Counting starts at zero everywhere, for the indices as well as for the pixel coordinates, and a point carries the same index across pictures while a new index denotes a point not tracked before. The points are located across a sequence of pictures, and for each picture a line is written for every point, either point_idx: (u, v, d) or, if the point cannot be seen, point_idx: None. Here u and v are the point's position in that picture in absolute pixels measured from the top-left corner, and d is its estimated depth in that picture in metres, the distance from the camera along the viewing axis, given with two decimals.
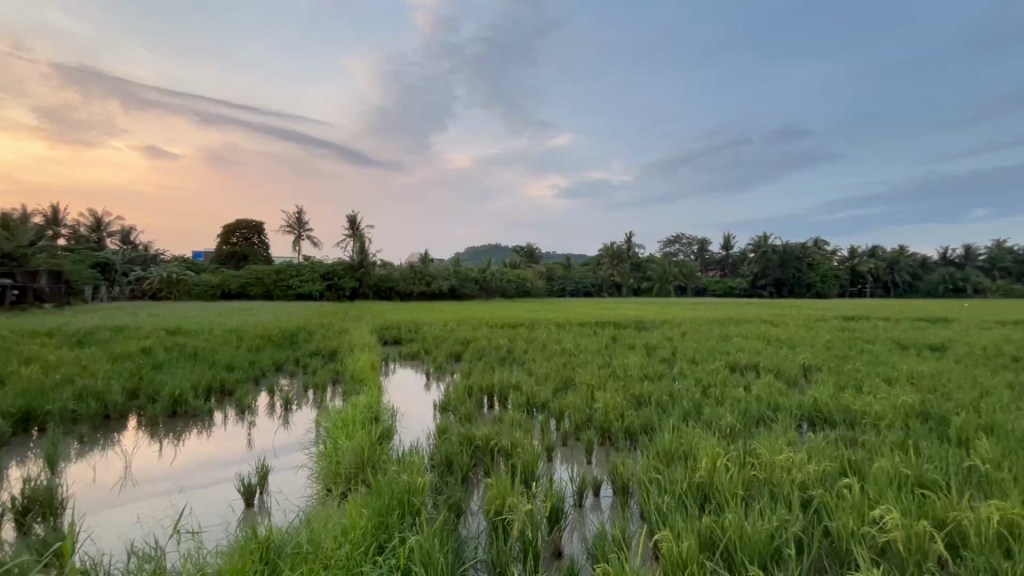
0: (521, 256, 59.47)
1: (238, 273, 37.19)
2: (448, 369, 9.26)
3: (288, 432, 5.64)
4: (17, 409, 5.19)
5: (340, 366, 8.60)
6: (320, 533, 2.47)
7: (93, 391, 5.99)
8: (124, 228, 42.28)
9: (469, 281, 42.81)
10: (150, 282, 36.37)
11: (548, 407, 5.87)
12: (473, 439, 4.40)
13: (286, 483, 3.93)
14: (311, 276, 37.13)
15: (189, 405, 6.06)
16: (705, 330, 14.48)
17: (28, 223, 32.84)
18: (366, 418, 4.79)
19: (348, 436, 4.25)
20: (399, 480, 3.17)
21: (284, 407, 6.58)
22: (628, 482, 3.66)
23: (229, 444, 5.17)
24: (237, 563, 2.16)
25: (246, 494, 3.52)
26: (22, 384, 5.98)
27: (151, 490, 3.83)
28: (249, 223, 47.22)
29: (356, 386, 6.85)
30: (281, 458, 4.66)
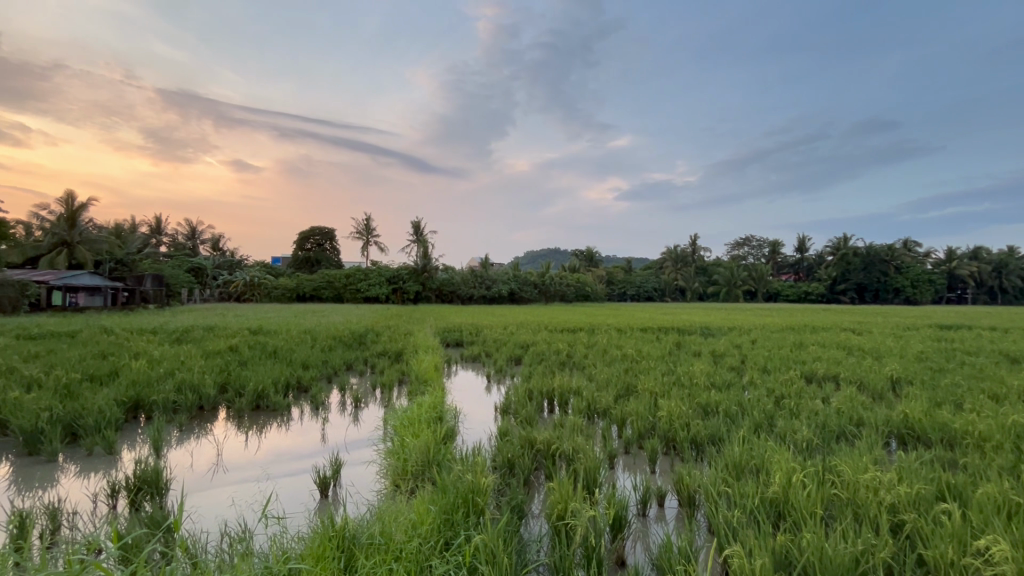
0: (580, 260, 58.88)
1: (312, 277, 39.59)
2: (508, 372, 9.37)
3: (358, 428, 5.95)
4: (129, 398, 5.84)
5: (406, 367, 8.94)
6: (392, 526, 2.59)
7: (191, 383, 6.63)
8: (215, 236, 46.26)
9: (528, 285, 43.06)
10: (236, 285, 39.51)
11: (609, 413, 5.79)
12: (535, 442, 4.42)
13: (357, 476, 4.16)
14: (378, 280, 38.82)
15: (271, 400, 6.55)
16: (777, 337, 13.67)
17: (136, 232, 36.79)
18: (430, 418, 4.95)
19: (414, 435, 4.42)
20: (464, 480, 3.24)
21: (354, 406, 6.93)
22: (694, 494, 3.54)
23: (305, 437, 5.52)
24: (316, 550, 2.31)
25: (322, 485, 3.75)
26: (133, 376, 6.72)
27: (240, 476, 4.19)
28: (323, 230, 50.07)
29: (420, 387, 7.11)
30: (352, 453, 4.92)
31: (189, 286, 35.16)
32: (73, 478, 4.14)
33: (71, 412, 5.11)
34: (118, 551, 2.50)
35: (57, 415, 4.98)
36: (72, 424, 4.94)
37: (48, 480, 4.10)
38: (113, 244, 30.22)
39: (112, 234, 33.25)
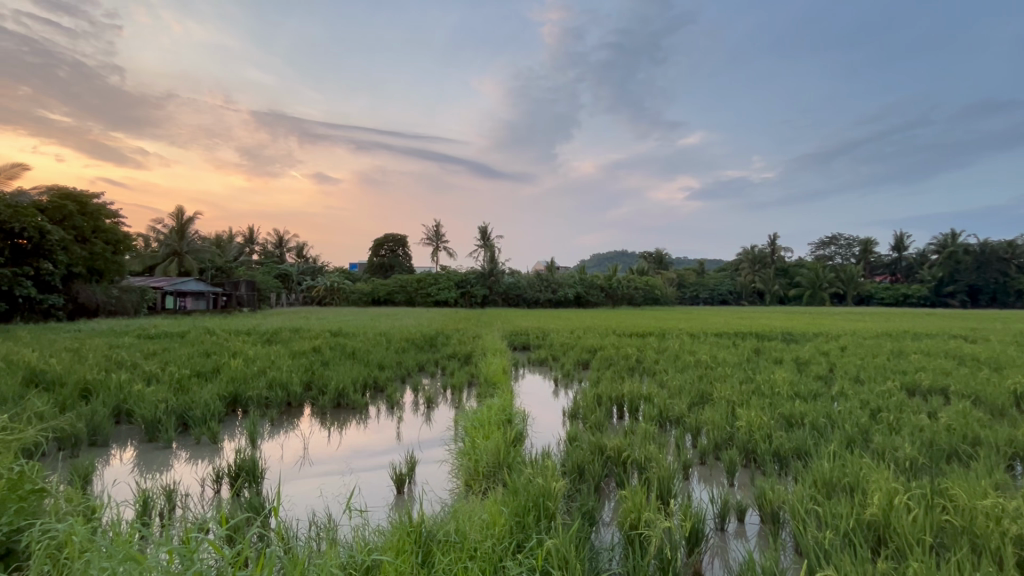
0: (649, 263, 57.23)
1: (386, 282, 41.49)
2: (576, 377, 9.28)
3: (431, 427, 6.15)
4: (229, 393, 6.43)
5: (475, 369, 9.12)
6: (467, 525, 2.66)
7: (281, 381, 7.19)
8: (299, 244, 49.78)
9: (595, 289, 42.53)
10: (318, 290, 42.25)
11: (682, 422, 5.58)
12: (605, 448, 4.34)
13: (431, 475, 4.30)
14: (447, 284, 39.98)
15: (351, 398, 6.93)
16: (871, 344, 12.51)
17: (233, 242, 40.46)
18: (500, 420, 5.02)
19: (485, 436, 4.51)
20: (535, 483, 3.25)
21: (426, 406, 7.18)
22: (779, 511, 3.32)
23: (382, 435, 5.79)
24: (396, 544, 2.41)
25: (397, 482, 3.93)
26: (232, 373, 7.41)
27: (326, 469, 4.48)
28: (396, 237, 52.43)
29: (489, 389, 7.22)
30: (426, 452, 5.09)
31: (277, 291, 38.09)
32: (185, 464, 4.64)
33: (183, 403, 5.71)
34: (224, 533, 2.75)
35: (172, 406, 5.59)
36: (183, 415, 5.53)
37: (165, 464, 4.62)
38: (214, 253, 33.43)
39: (213, 244, 36.77)
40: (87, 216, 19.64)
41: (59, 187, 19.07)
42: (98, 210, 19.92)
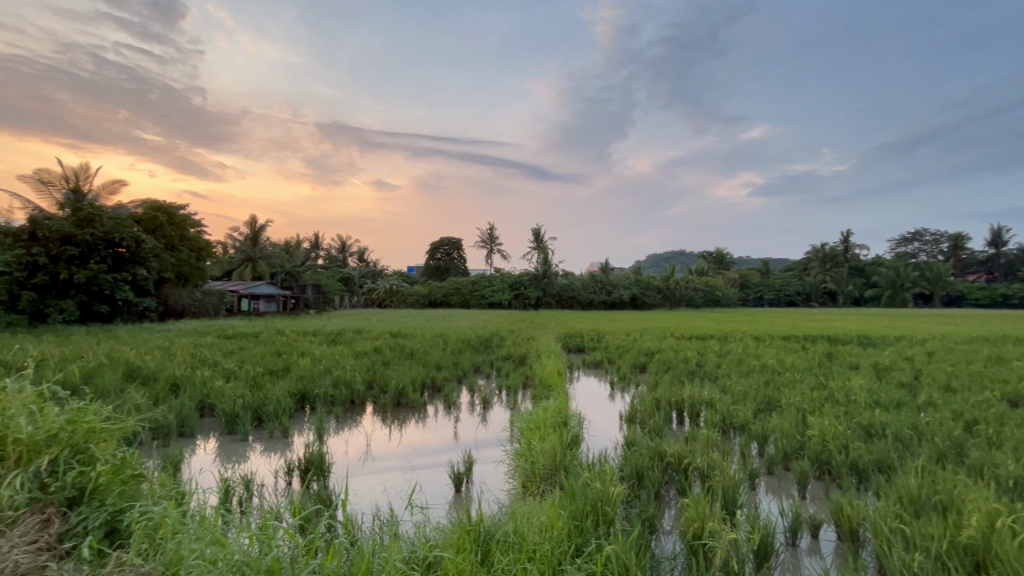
0: (709, 263, 55.10)
1: (441, 285, 42.48)
2: (633, 380, 9.06)
3: (487, 428, 6.23)
4: (298, 391, 6.81)
5: (530, 371, 9.13)
6: (525, 527, 2.67)
7: (345, 379, 7.53)
8: (360, 248, 51.96)
9: (651, 290, 41.50)
10: (378, 293, 43.89)
11: (747, 429, 5.32)
12: (664, 455, 4.22)
13: (488, 475, 4.35)
14: (501, 286, 40.40)
15: (410, 398, 7.14)
16: (964, 350, 11.39)
17: (301, 248, 42.86)
18: (556, 422, 4.99)
19: (541, 438, 4.50)
20: (593, 487, 3.21)
21: (482, 406, 7.28)
22: (859, 528, 3.09)
23: (440, 434, 5.92)
24: (456, 541, 2.45)
25: (456, 480, 4.01)
26: (301, 371, 7.84)
27: (387, 465, 4.64)
28: (451, 241, 53.54)
29: (544, 391, 7.22)
30: (483, 452, 5.15)
31: (340, 294, 39.99)
32: (260, 456, 4.95)
33: (258, 399, 6.10)
34: (297, 524, 2.90)
35: (248, 402, 5.99)
36: (258, 410, 5.91)
37: (242, 456, 4.96)
38: (284, 258, 35.58)
39: (283, 250, 39.14)
40: (175, 225, 21.43)
41: (151, 200, 20.94)
42: (184, 220, 21.70)
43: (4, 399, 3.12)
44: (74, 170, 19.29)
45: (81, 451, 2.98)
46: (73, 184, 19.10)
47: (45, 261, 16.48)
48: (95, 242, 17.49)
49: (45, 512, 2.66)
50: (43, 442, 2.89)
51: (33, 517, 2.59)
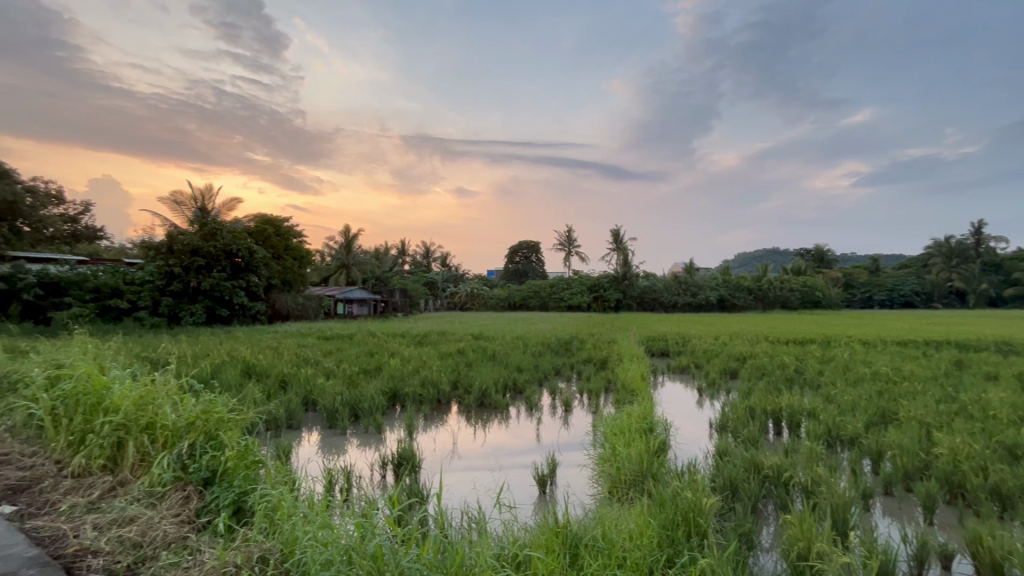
0: (808, 261, 50.79)
1: (520, 288, 42.99)
2: (723, 387, 8.55)
3: (570, 431, 6.20)
4: (389, 390, 7.21)
5: (612, 375, 8.95)
6: (614, 533, 2.63)
7: (431, 380, 7.85)
8: (443, 254, 54.01)
9: (741, 291, 39.06)
10: (460, 296, 45.32)
11: (859, 443, 4.83)
12: (761, 467, 3.95)
13: (573, 479, 4.33)
14: (580, 289, 40.10)
15: (493, 399, 7.29)
16: None
17: (388, 254, 45.38)
18: (641, 428, 4.84)
19: (626, 444, 4.39)
20: (684, 496, 3.09)
21: (564, 409, 7.26)
22: (1004, 562, 2.69)
23: (523, 435, 5.99)
24: (544, 541, 2.47)
25: (541, 482, 4.04)
26: (391, 371, 8.30)
27: (473, 463, 4.78)
28: (530, 244, 53.98)
29: (628, 395, 7.05)
30: (566, 455, 5.14)
31: (424, 298, 41.80)
32: (357, 450, 5.31)
33: (354, 397, 6.54)
34: (394, 515, 3.05)
35: (346, 399, 6.45)
36: (355, 407, 6.34)
37: (342, 449, 5.36)
38: (374, 264, 37.87)
39: (373, 257, 41.69)
40: (281, 236, 23.62)
41: (261, 214, 23.28)
42: (289, 231, 23.86)
43: (153, 391, 3.64)
44: (200, 190, 21.89)
45: (213, 438, 3.40)
46: (200, 203, 21.69)
47: (178, 270, 18.87)
48: (217, 253, 19.77)
49: (185, 489, 3.05)
50: (184, 428, 3.37)
51: (177, 493, 2.98)
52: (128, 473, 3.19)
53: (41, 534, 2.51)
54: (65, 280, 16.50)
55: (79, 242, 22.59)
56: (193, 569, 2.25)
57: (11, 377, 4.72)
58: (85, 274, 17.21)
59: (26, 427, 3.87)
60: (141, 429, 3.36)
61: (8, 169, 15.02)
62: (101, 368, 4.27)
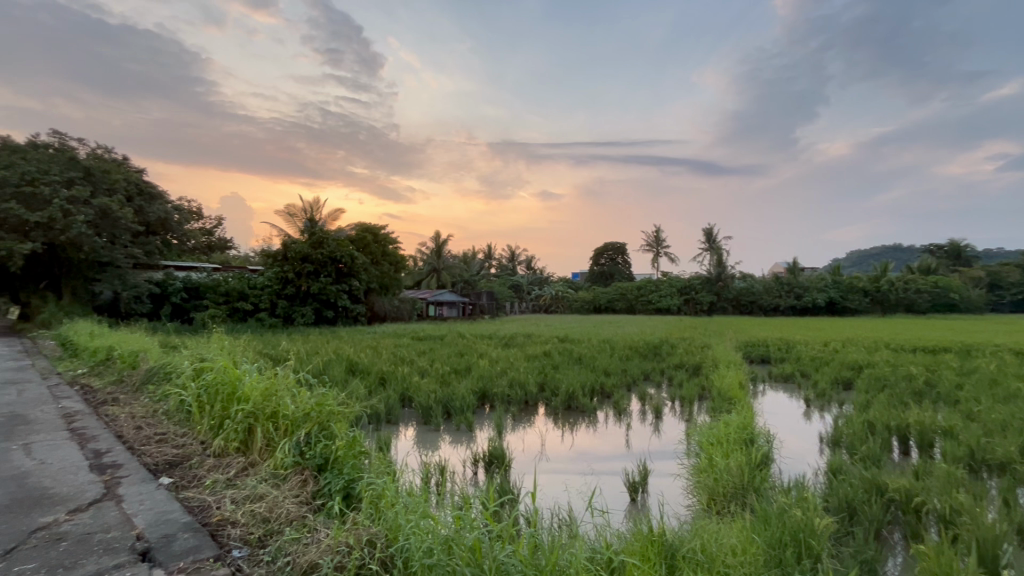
0: (940, 259, 44.55)
1: (606, 290, 42.18)
2: (836, 398, 7.75)
3: (660, 439, 5.99)
4: (478, 391, 7.43)
5: (706, 382, 8.48)
6: (714, 547, 2.50)
7: (518, 381, 7.97)
8: (528, 257, 54.59)
9: (855, 293, 35.18)
10: (545, 299, 45.45)
11: (1012, 470, 4.14)
12: (884, 489, 3.54)
13: (666, 489, 4.18)
14: (670, 291, 38.45)
15: (580, 403, 7.23)
16: None
17: (476, 258, 46.73)
18: (741, 439, 4.55)
19: (724, 455, 4.15)
20: (792, 514, 2.87)
21: (655, 416, 7.02)
22: None
23: (612, 441, 5.89)
24: (639, 548, 2.41)
25: (631, 489, 3.96)
26: (480, 372, 8.55)
27: (563, 466, 4.79)
28: (616, 245, 52.84)
29: (724, 404, 6.65)
30: (657, 463, 4.98)
31: (510, 301, 42.49)
32: (450, 446, 5.54)
33: (447, 395, 6.83)
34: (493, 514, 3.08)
35: (439, 397, 6.75)
36: (448, 405, 6.61)
37: (436, 444, 5.62)
38: (463, 268, 39.21)
39: (461, 261, 43.18)
40: (378, 243, 25.29)
41: (361, 223, 25.09)
42: (385, 238, 25.47)
43: (277, 384, 4.08)
44: (310, 203, 24.07)
45: (325, 428, 3.73)
46: (309, 214, 23.86)
47: (291, 276, 20.91)
48: (323, 260, 21.62)
49: (303, 473, 3.36)
50: (302, 419, 3.73)
51: (296, 476, 3.30)
52: (256, 456, 3.59)
53: (192, 503, 2.92)
54: (203, 285, 19.38)
55: (214, 251, 25.90)
56: (312, 546, 2.48)
57: (165, 368, 5.53)
58: (218, 279, 19.95)
59: (178, 411, 4.52)
60: (267, 417, 3.77)
61: (160, 190, 17.64)
62: (234, 362, 4.86)
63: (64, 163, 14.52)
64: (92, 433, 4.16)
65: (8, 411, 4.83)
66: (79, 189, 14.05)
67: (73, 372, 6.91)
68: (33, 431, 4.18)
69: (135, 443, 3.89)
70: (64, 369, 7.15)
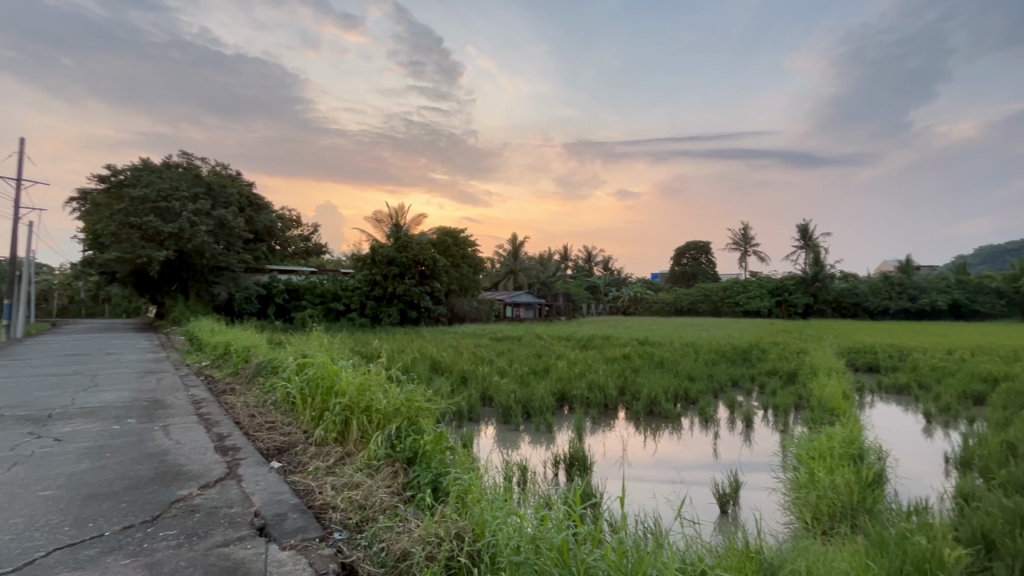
0: None
1: (689, 292, 40.36)
2: (964, 413, 6.84)
3: (752, 449, 5.62)
4: (557, 392, 7.42)
5: (804, 391, 7.82)
6: (820, 568, 2.31)
7: (598, 384, 7.85)
8: (605, 258, 53.67)
9: (986, 295, 30.86)
10: (623, 300, 44.40)
11: None
12: None
13: (761, 504, 3.92)
14: (759, 293, 36.05)
15: (663, 408, 6.98)
16: None
17: (552, 259, 46.75)
18: (848, 454, 4.14)
19: (828, 470, 3.80)
20: (914, 542, 2.57)
21: (745, 425, 6.61)
22: None
23: (699, 449, 5.61)
24: (735, 564, 2.27)
25: (721, 501, 3.76)
26: (559, 373, 8.52)
27: (646, 472, 4.66)
28: (699, 244, 50.46)
29: (825, 415, 6.11)
30: (750, 475, 4.68)
31: (587, 302, 41.99)
32: (529, 446, 5.59)
33: (526, 396, 6.89)
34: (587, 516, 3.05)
35: (518, 397, 6.83)
36: (527, 406, 6.66)
37: (515, 444, 5.69)
38: (540, 270, 39.38)
39: (537, 262, 43.37)
40: (458, 246, 26.10)
41: (443, 227, 26.05)
42: (464, 241, 26.22)
43: (370, 380, 4.36)
44: (395, 209, 25.38)
45: (414, 423, 3.90)
46: (395, 220, 25.18)
47: (379, 278, 22.15)
48: (408, 263, 22.69)
49: (393, 465, 3.54)
50: (393, 413, 3.93)
51: (387, 467, 3.49)
52: (352, 446, 3.85)
53: (298, 487, 3.20)
54: (302, 287, 21.13)
55: (311, 255, 28.15)
56: (405, 534, 2.60)
57: (272, 362, 6.10)
58: (315, 282, 21.64)
59: (284, 402, 4.96)
60: (361, 411, 4.02)
61: (266, 201, 19.47)
62: (331, 358, 5.26)
63: (191, 180, 16.52)
64: (215, 418, 4.69)
65: (149, 397, 5.58)
66: (202, 202, 15.92)
67: (199, 364, 7.85)
68: (170, 415, 4.80)
69: (250, 429, 4.33)
70: (192, 362, 8.14)
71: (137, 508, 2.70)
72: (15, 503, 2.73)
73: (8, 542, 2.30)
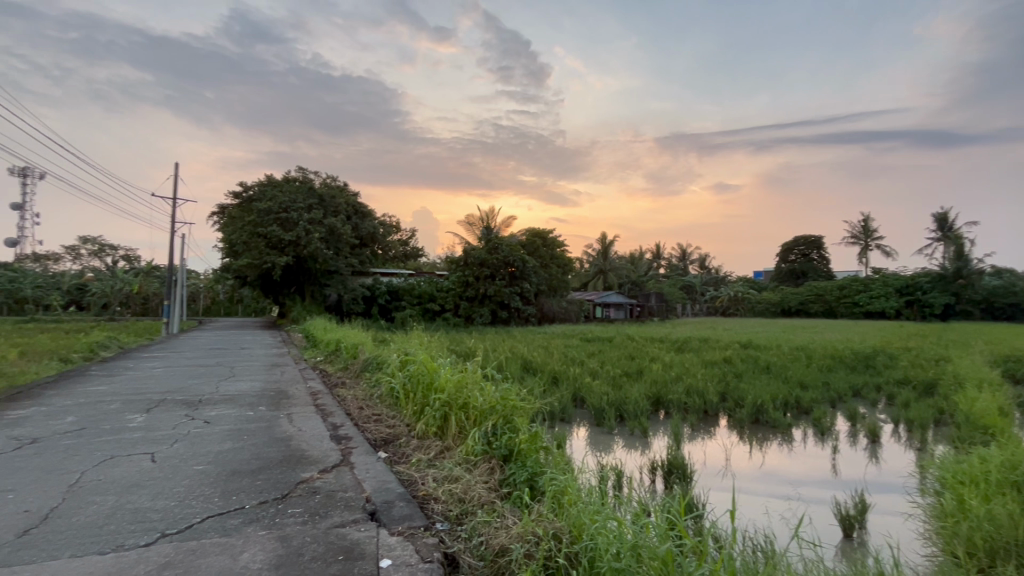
0: None
1: (798, 291, 36.68)
2: None
3: (880, 468, 4.99)
4: (651, 395, 7.15)
5: (945, 404, 6.80)
6: None
7: (696, 389, 7.44)
8: (702, 256, 50.74)
9: None
10: (721, 300, 41.70)
11: None
12: None
13: (893, 531, 3.48)
14: (885, 292, 31.97)
15: (771, 417, 6.45)
16: None
17: (643, 258, 45.12)
18: (1008, 481, 3.52)
19: (981, 499, 3.28)
20: None
21: (870, 439, 5.89)
22: None
23: (814, 464, 5.10)
24: None
25: (844, 524, 3.37)
26: (653, 376, 8.21)
27: (753, 485, 4.34)
28: (810, 239, 45.95)
29: (974, 434, 5.26)
30: (878, 497, 4.17)
31: (682, 303, 39.97)
32: (623, 450, 5.46)
33: (619, 398, 6.72)
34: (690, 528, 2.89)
35: (611, 399, 6.69)
36: (620, 409, 6.50)
37: (608, 447, 5.59)
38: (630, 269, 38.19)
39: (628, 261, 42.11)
40: (547, 247, 26.14)
41: (532, 228, 26.27)
42: (553, 241, 26.19)
43: (467, 378, 4.51)
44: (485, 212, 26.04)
45: (509, 422, 3.96)
46: (486, 222, 25.84)
47: (471, 279, 22.85)
48: (498, 264, 23.15)
49: (490, 461, 3.63)
50: (489, 411, 4.03)
51: (484, 464, 3.58)
52: (451, 441, 4.01)
53: (404, 477, 3.40)
54: (401, 289, 22.46)
55: (409, 259, 29.82)
56: (503, 530, 2.65)
57: (377, 359, 6.55)
58: (412, 284, 22.88)
59: (388, 396, 5.31)
60: (459, 407, 4.17)
61: (369, 209, 20.95)
62: (430, 356, 5.51)
63: (306, 193, 18.28)
64: (329, 409, 5.14)
65: (276, 387, 6.27)
66: (316, 213, 17.55)
67: (315, 359, 8.67)
68: (292, 404, 5.35)
69: (360, 421, 4.69)
70: (309, 357, 9.01)
71: (270, 486, 3.05)
72: (177, 473, 3.21)
73: (172, 507, 2.70)
